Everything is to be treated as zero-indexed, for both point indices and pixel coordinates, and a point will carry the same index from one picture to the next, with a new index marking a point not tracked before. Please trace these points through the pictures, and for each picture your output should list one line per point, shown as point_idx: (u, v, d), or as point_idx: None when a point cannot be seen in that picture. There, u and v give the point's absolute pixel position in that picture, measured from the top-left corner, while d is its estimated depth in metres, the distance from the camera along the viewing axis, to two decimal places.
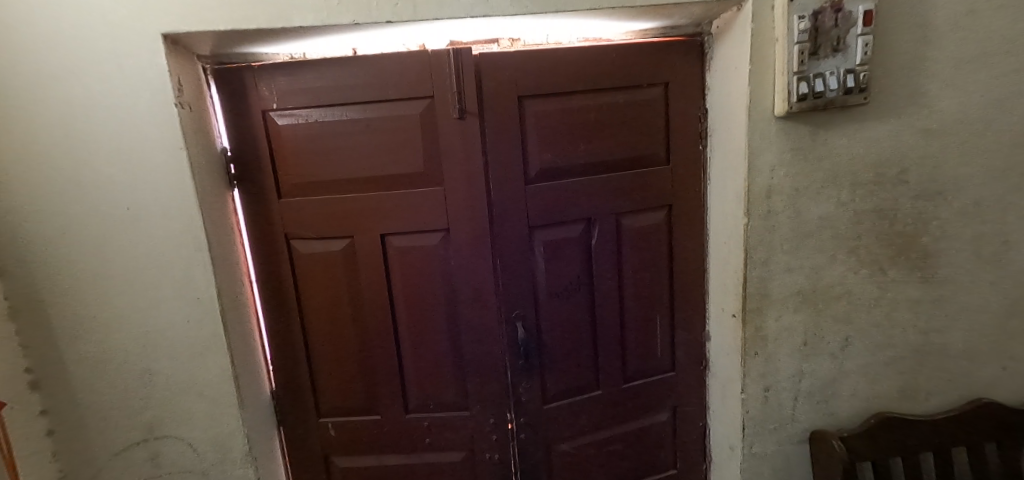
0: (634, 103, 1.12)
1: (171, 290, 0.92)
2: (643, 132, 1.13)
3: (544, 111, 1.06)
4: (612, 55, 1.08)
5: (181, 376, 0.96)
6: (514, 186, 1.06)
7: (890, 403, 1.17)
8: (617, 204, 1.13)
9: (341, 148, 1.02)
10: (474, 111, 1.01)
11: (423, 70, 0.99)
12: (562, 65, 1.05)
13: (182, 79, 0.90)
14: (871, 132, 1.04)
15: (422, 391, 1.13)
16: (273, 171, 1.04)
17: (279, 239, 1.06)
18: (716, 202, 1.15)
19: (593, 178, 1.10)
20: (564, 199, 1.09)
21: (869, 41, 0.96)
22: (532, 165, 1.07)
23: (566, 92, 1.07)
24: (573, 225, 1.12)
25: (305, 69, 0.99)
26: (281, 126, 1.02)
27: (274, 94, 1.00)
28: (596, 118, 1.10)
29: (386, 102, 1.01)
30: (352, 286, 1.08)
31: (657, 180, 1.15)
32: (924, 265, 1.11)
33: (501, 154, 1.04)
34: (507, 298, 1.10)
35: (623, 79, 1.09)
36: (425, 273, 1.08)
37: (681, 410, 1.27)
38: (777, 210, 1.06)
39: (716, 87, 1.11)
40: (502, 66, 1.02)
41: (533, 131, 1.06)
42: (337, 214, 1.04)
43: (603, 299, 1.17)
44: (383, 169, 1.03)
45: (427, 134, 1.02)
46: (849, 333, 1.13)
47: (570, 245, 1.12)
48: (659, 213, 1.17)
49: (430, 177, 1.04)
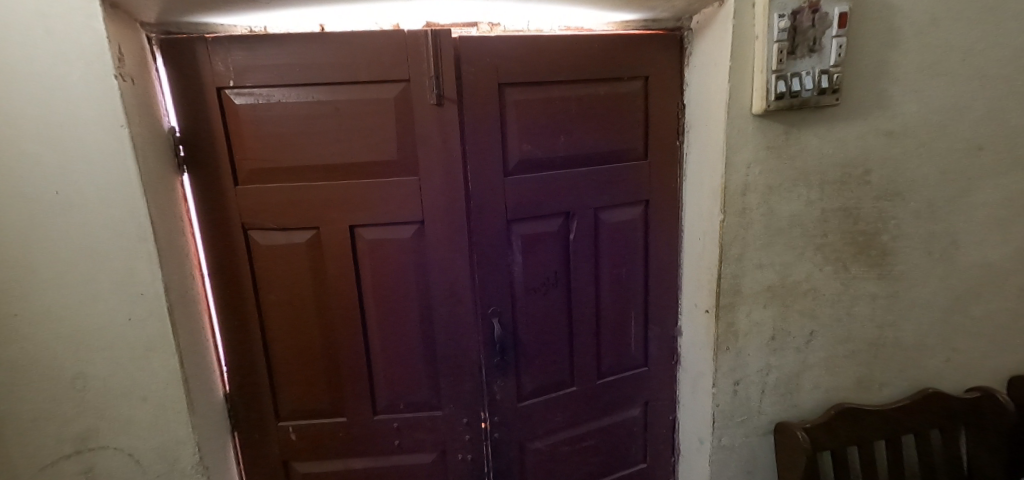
0: (615, 97, 1.10)
1: (109, 285, 0.82)
2: (622, 126, 1.12)
3: (523, 100, 1.02)
4: (594, 46, 1.05)
5: (121, 381, 0.86)
6: (492, 177, 1.02)
7: (848, 394, 1.22)
8: (596, 199, 1.12)
9: (307, 132, 0.95)
10: (452, 97, 0.96)
11: (398, 52, 0.93)
12: (543, 54, 1.02)
13: (123, 48, 0.80)
14: (841, 133, 1.07)
15: (392, 391, 1.07)
16: (229, 155, 0.95)
17: (235, 229, 0.97)
18: (692, 198, 1.16)
19: (572, 172, 1.08)
20: (544, 192, 1.06)
21: (843, 43, 0.98)
22: (511, 157, 1.03)
23: (546, 82, 1.04)
24: (551, 219, 1.09)
25: (267, 44, 0.91)
26: (238, 106, 0.93)
27: (230, 70, 0.91)
28: (577, 110, 1.07)
29: (358, 85, 0.94)
30: (317, 281, 1.01)
31: (635, 174, 1.14)
32: (883, 262, 1.16)
33: (480, 144, 1.00)
34: (484, 294, 1.06)
35: (605, 70, 1.07)
36: (397, 268, 1.02)
37: (652, 405, 1.28)
38: (752, 207, 1.07)
39: (695, 83, 1.11)
40: (481, 51, 0.97)
41: (512, 121, 1.02)
42: (302, 204, 0.97)
43: (579, 295, 1.15)
44: (353, 156, 0.96)
45: (401, 121, 0.96)
46: (814, 328, 1.16)
47: (548, 239, 1.09)
48: (637, 208, 1.17)
49: (404, 167, 0.98)
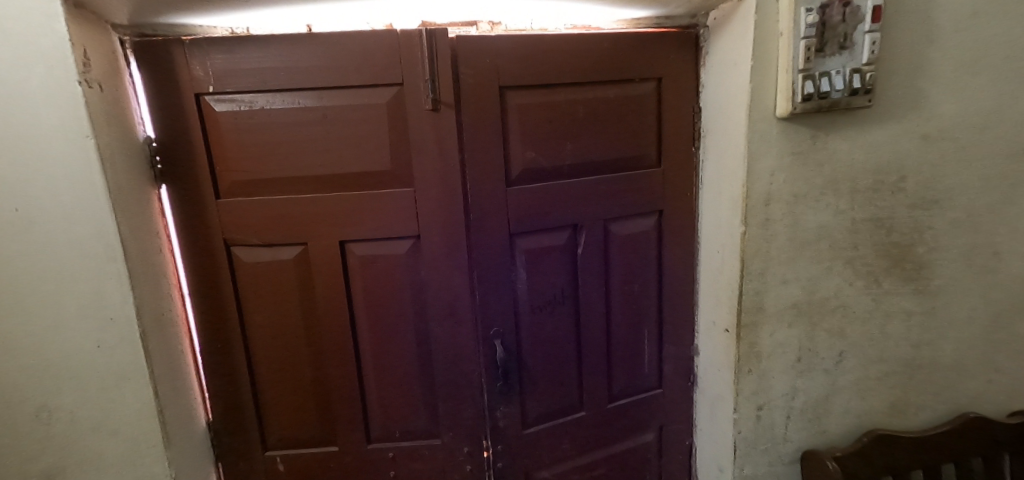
0: (625, 100, 1.02)
1: (76, 310, 0.76)
2: (634, 131, 1.04)
3: (527, 105, 0.95)
4: (603, 45, 0.98)
5: (89, 413, 0.79)
6: (494, 188, 0.94)
7: (881, 419, 1.12)
8: (606, 209, 1.04)
9: (293, 141, 0.88)
10: (450, 102, 0.89)
11: (391, 53, 0.86)
12: (548, 54, 0.94)
13: (89, 52, 0.73)
14: (873, 137, 0.98)
15: (386, 418, 1.00)
16: (210, 166, 0.88)
17: (217, 246, 0.90)
18: (709, 208, 1.08)
19: (580, 181, 1.00)
20: (549, 203, 0.98)
21: (876, 39, 0.89)
22: (514, 166, 0.96)
23: (551, 85, 0.96)
24: (557, 232, 1.01)
25: (249, 46, 0.84)
26: (218, 114, 0.86)
27: (209, 75, 0.84)
28: (584, 115, 0.99)
29: (347, 89, 0.87)
30: (305, 301, 0.94)
31: (647, 183, 1.06)
32: (918, 277, 1.06)
33: (480, 152, 0.92)
34: (485, 313, 0.98)
35: (615, 71, 1.00)
36: (392, 286, 0.95)
37: (667, 429, 1.19)
38: (775, 218, 0.98)
39: (712, 85, 1.03)
40: (481, 52, 0.89)
41: (515, 127, 0.94)
42: (289, 218, 0.90)
43: (589, 313, 1.07)
44: (343, 166, 0.89)
45: (395, 128, 0.89)
46: (843, 348, 1.07)
47: (554, 254, 1.01)
48: (649, 219, 1.09)
49: (399, 178, 0.91)
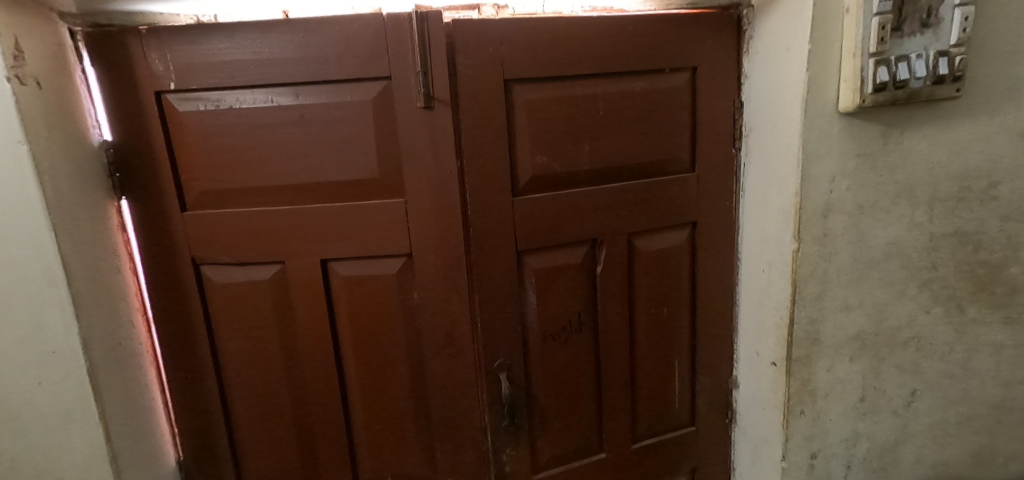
0: (654, 94, 0.87)
1: (13, 342, 0.66)
2: (663, 131, 0.89)
3: (536, 100, 0.80)
4: (628, 29, 0.83)
5: (33, 458, 0.69)
6: (498, 198, 0.81)
7: (962, 471, 0.94)
8: (630, 222, 0.89)
9: (267, 146, 0.76)
10: (445, 97, 0.76)
11: (376, 42, 0.73)
12: (562, 40, 0.80)
13: (24, 43, 0.63)
14: (958, 135, 0.80)
15: (376, 460, 0.88)
16: (173, 174, 0.77)
17: (184, 264, 0.79)
18: (753, 221, 0.92)
19: (600, 189, 0.86)
20: (563, 215, 0.85)
21: (969, 14, 0.73)
22: (522, 172, 0.82)
23: (567, 77, 0.82)
24: (573, 248, 0.87)
25: (215, 35, 0.73)
26: (182, 114, 0.75)
27: (170, 70, 0.73)
28: (606, 112, 0.85)
29: (327, 85, 0.75)
30: (284, 327, 0.83)
31: (679, 191, 0.91)
32: (1011, 303, 0.87)
33: (482, 156, 0.79)
34: (488, 343, 0.85)
35: (641, 60, 0.85)
36: (381, 311, 0.82)
37: (701, 472, 1.04)
38: (836, 233, 0.82)
39: (758, 74, 0.87)
40: (482, 39, 0.76)
41: (522, 127, 0.81)
42: (263, 234, 0.79)
43: (610, 341, 0.92)
44: (324, 174, 0.78)
45: (382, 129, 0.77)
46: (916, 387, 0.89)
47: (569, 273, 0.87)
48: (681, 232, 0.94)
49: (387, 187, 0.79)
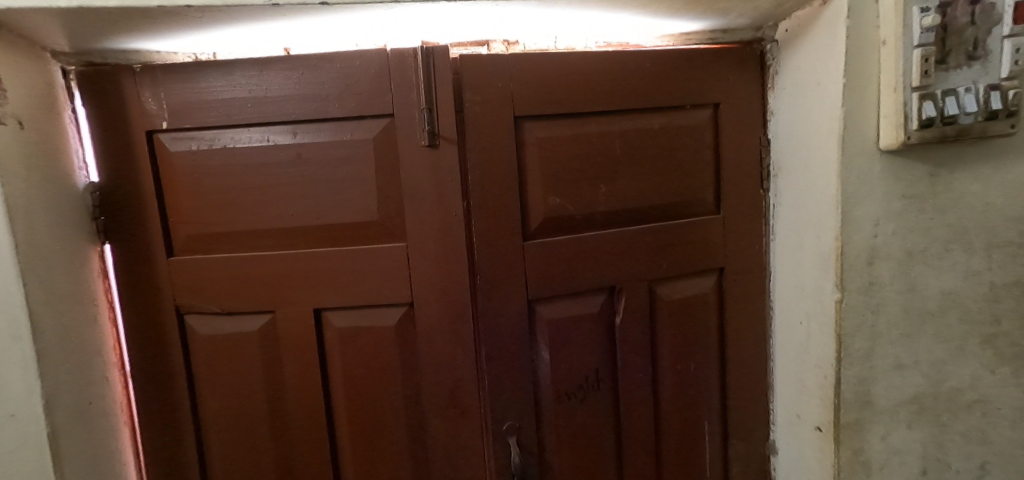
0: (675, 131, 0.82)
1: None
2: (685, 170, 0.83)
3: (548, 139, 0.75)
4: (645, 65, 0.79)
5: None
6: (507, 243, 0.74)
7: None
8: (652, 268, 0.82)
9: (261, 187, 0.72)
10: (452, 135, 0.71)
11: (379, 78, 0.70)
12: (576, 76, 0.76)
13: (8, 82, 0.60)
14: (1014, 175, 0.73)
15: None
16: (161, 217, 0.72)
17: (167, 314, 0.73)
18: (787, 267, 0.84)
19: (618, 232, 0.79)
20: (578, 261, 0.78)
21: (1021, 45, 0.67)
22: (533, 214, 0.76)
23: (581, 115, 0.77)
24: (590, 297, 0.80)
25: (212, 73, 0.70)
26: (174, 154, 0.71)
27: (163, 108, 0.70)
28: (623, 150, 0.79)
29: (326, 123, 0.71)
30: (273, 383, 0.75)
31: (704, 235, 0.84)
32: None
33: (490, 198, 0.73)
34: (496, 403, 0.76)
35: (660, 97, 0.80)
36: (378, 367, 0.75)
37: None
38: (884, 282, 0.74)
39: (786, 110, 0.82)
40: (491, 74, 0.72)
41: (534, 167, 0.75)
42: (253, 281, 0.73)
43: (632, 401, 0.83)
44: (320, 217, 0.72)
45: (384, 169, 0.72)
46: (986, 459, 0.78)
47: (586, 325, 0.79)
48: (707, 279, 0.86)
49: (387, 230, 0.73)
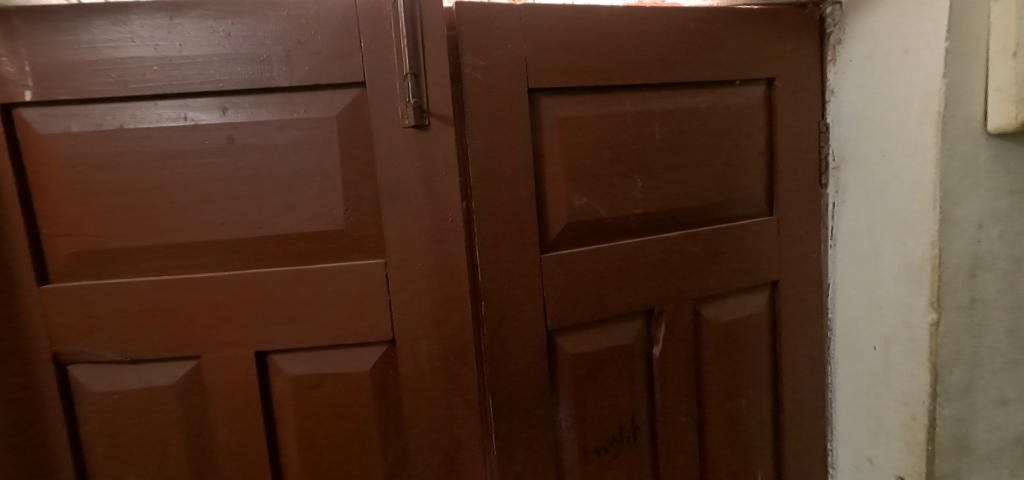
0: (723, 113, 0.65)
1: None
2: (735, 162, 0.67)
3: (571, 119, 0.57)
4: (690, 26, 0.62)
5: None
6: (521, 256, 0.56)
7: None
8: (697, 284, 0.65)
9: (176, 184, 0.51)
10: (447, 112, 0.52)
11: (344, 33, 0.50)
12: (607, 38, 0.58)
13: None
14: None
15: None
16: (27, 227, 0.50)
17: (40, 365, 0.52)
18: (854, 279, 0.69)
19: (658, 240, 0.62)
20: (610, 278, 0.60)
21: None
22: (552, 219, 0.58)
23: (611, 89, 0.60)
24: (623, 323, 0.63)
25: (100, 21, 0.49)
26: (46, 138, 0.50)
27: (27, 71, 0.49)
28: (662, 135, 0.62)
29: (269, 94, 0.51)
30: (199, 456, 0.54)
31: (757, 241, 0.68)
32: None
33: (498, 196, 0.55)
34: (507, 469, 0.58)
35: (707, 68, 0.63)
36: (348, 428, 0.55)
37: None
38: (988, 298, 0.60)
39: (854, 87, 0.67)
40: (498, 31, 0.53)
41: (553, 156, 0.57)
42: (167, 316, 0.52)
43: (674, 452, 0.66)
44: (262, 225, 0.52)
45: (352, 158, 0.52)
46: None
47: (619, 360, 0.62)
48: (759, 295, 0.70)
49: (359, 242, 0.53)
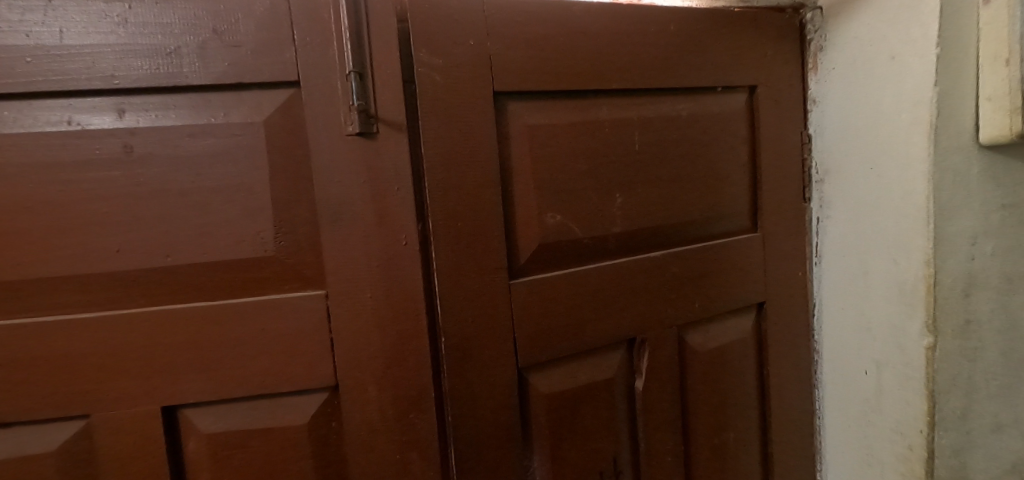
0: (705, 122, 0.60)
1: None
2: (719, 175, 0.62)
3: (543, 127, 0.51)
4: (669, 28, 0.57)
5: None
6: (488, 284, 0.49)
7: None
8: (682, 309, 0.59)
9: (57, 202, 0.41)
10: (398, 117, 0.44)
11: (272, 21, 0.42)
12: (580, 38, 0.52)
13: None
14: None
15: None
16: None
17: None
18: (842, 299, 0.65)
19: (639, 262, 0.56)
20: (588, 305, 0.54)
21: None
22: (523, 239, 0.51)
23: (587, 94, 0.54)
24: (602, 355, 0.56)
25: None
26: None
27: None
28: (642, 146, 0.56)
29: (179, 94, 0.42)
30: None
31: (743, 260, 0.63)
32: None
33: (460, 215, 0.47)
34: None
35: (688, 73, 0.58)
36: None
37: None
38: (982, 320, 0.56)
39: (838, 97, 0.63)
40: (458, 25, 0.46)
41: (523, 169, 0.50)
42: (44, 366, 0.42)
43: None
44: (170, 253, 0.42)
45: (284, 171, 0.44)
46: None
47: (599, 396, 0.55)
48: (745, 318, 0.65)
49: (294, 271, 0.45)
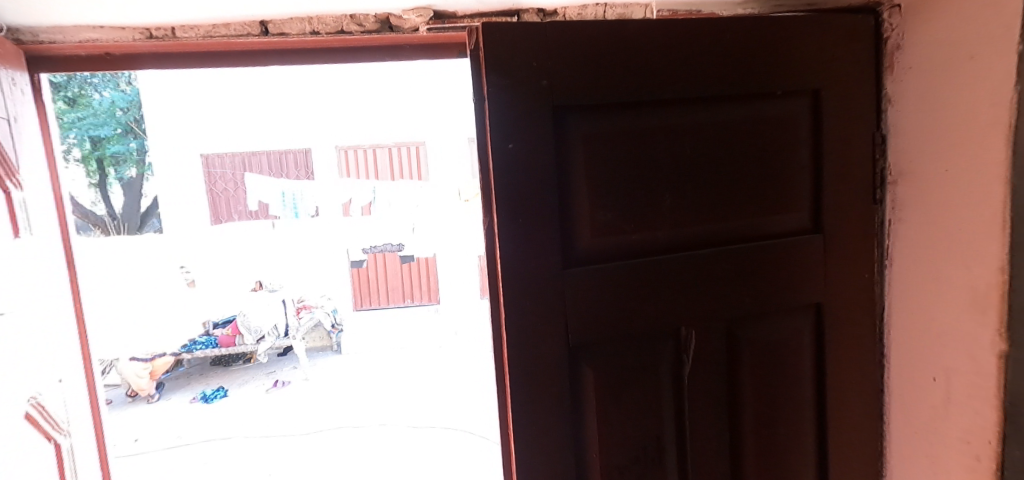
0: (764, 126, 0.62)
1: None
2: (778, 177, 0.63)
3: (596, 135, 0.57)
4: (727, 38, 0.60)
5: None
6: (542, 272, 0.56)
7: None
8: (733, 305, 0.63)
9: None
10: None
11: None
12: (635, 55, 0.57)
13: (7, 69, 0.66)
14: None
15: None
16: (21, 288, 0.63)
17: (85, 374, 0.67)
18: (913, 304, 0.64)
19: (689, 258, 0.61)
20: (635, 296, 0.59)
21: None
22: (577, 234, 0.58)
23: (640, 105, 0.59)
24: (649, 342, 0.61)
25: None
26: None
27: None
28: (694, 151, 0.60)
29: None
30: None
31: (800, 262, 0.64)
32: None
33: (518, 213, 0.55)
34: None
35: (744, 80, 0.61)
36: None
37: None
38: None
39: (915, 98, 0.62)
40: (523, 50, 0.54)
41: (579, 173, 0.57)
42: None
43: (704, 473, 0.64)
44: None
45: None
46: None
47: (645, 379, 0.61)
48: (803, 318, 0.66)
49: None
